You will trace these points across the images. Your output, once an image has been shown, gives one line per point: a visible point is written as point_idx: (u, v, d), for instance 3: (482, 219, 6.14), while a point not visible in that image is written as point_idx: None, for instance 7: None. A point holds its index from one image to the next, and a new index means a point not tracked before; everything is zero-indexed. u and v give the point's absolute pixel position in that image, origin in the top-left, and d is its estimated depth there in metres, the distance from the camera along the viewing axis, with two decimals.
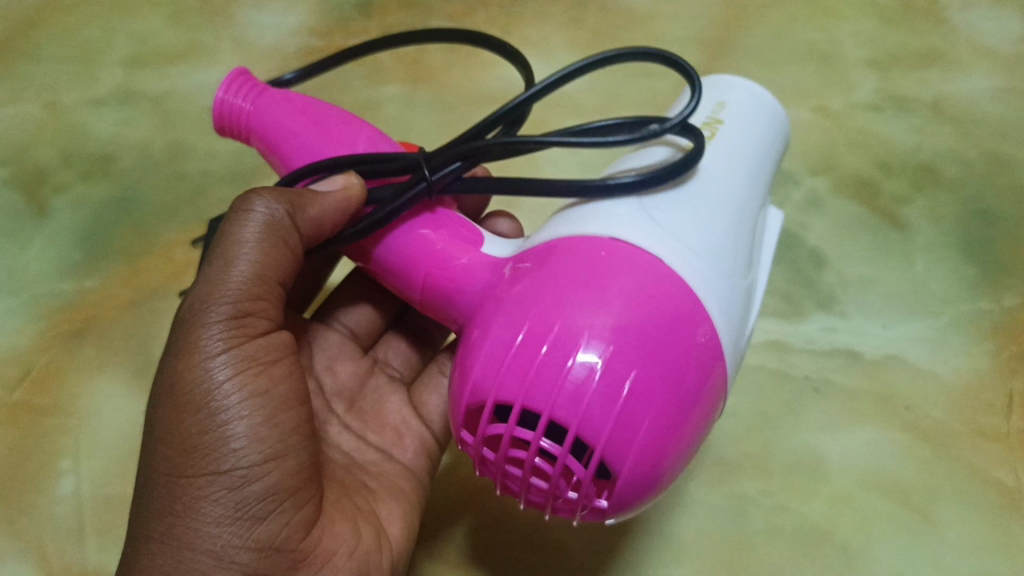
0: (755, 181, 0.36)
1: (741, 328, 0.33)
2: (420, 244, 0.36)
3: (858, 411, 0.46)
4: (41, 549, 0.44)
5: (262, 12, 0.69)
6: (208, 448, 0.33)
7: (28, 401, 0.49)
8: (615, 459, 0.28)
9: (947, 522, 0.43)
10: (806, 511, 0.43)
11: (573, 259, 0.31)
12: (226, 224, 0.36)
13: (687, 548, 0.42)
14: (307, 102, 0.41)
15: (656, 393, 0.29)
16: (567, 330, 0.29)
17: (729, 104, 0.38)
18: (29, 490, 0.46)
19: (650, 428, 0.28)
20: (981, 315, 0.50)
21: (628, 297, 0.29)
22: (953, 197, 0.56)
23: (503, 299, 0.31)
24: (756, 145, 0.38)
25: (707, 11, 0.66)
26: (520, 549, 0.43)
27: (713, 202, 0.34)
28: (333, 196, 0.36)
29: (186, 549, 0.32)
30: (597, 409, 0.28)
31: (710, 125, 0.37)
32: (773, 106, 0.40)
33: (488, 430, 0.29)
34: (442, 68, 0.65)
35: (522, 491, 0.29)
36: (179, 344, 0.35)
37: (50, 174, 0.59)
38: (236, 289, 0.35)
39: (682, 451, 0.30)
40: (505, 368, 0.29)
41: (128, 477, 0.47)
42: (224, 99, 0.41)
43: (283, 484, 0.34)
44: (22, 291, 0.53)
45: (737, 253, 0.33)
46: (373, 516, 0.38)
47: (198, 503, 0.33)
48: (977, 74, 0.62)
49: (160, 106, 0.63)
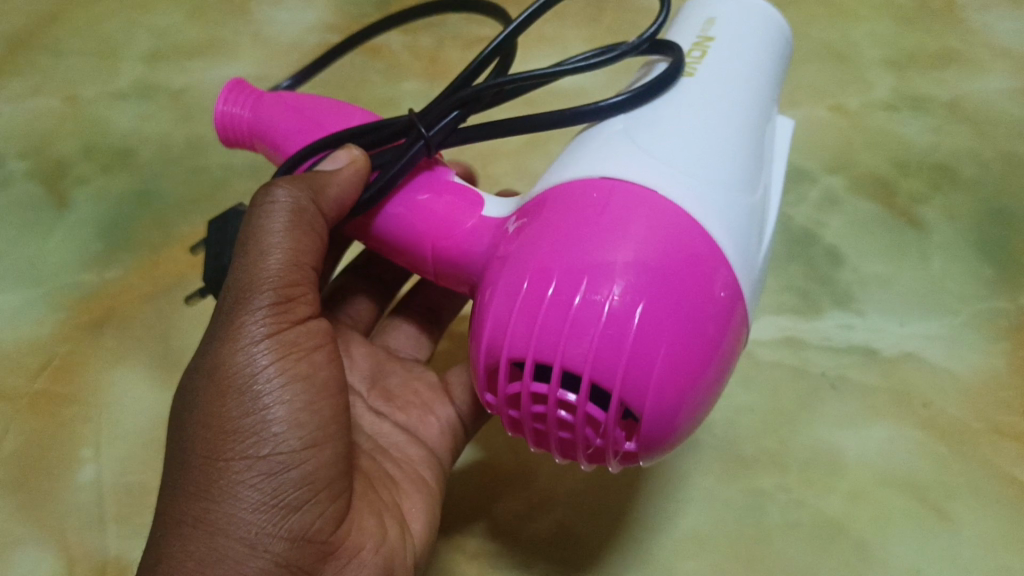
0: (755, 95, 0.36)
1: (757, 245, 0.33)
2: (426, 217, 0.37)
3: (875, 408, 0.47)
4: (61, 535, 0.44)
5: (281, 8, 0.69)
6: (247, 431, 0.33)
7: (48, 390, 0.50)
8: (637, 403, 0.28)
9: (963, 519, 0.43)
10: (822, 506, 0.43)
11: (574, 208, 0.31)
12: (251, 209, 0.37)
13: (702, 541, 0.42)
14: (299, 98, 0.41)
15: (667, 333, 0.28)
16: (581, 279, 0.29)
17: (720, 17, 0.39)
18: (50, 478, 0.46)
19: (669, 369, 0.28)
20: (997, 314, 0.50)
21: (635, 237, 0.29)
22: (970, 196, 0.56)
23: (506, 257, 0.31)
24: (748, 53, 0.37)
25: None
26: (540, 538, 0.43)
27: (711, 129, 0.34)
28: (343, 172, 0.36)
29: (220, 534, 0.32)
30: (608, 353, 0.28)
31: (700, 45, 0.38)
32: (770, 11, 0.40)
33: (508, 388, 0.30)
34: (460, 65, 0.65)
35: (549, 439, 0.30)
36: (220, 326, 0.35)
37: (70, 167, 0.60)
38: (276, 274, 0.35)
39: (704, 397, 0.30)
40: (512, 331, 0.29)
41: (147, 466, 0.47)
42: (225, 111, 0.42)
43: (319, 474, 0.34)
44: (43, 281, 0.54)
45: (737, 171, 0.33)
46: (397, 509, 0.39)
47: (235, 487, 0.33)
48: (994, 74, 0.62)
49: (180, 100, 0.63)
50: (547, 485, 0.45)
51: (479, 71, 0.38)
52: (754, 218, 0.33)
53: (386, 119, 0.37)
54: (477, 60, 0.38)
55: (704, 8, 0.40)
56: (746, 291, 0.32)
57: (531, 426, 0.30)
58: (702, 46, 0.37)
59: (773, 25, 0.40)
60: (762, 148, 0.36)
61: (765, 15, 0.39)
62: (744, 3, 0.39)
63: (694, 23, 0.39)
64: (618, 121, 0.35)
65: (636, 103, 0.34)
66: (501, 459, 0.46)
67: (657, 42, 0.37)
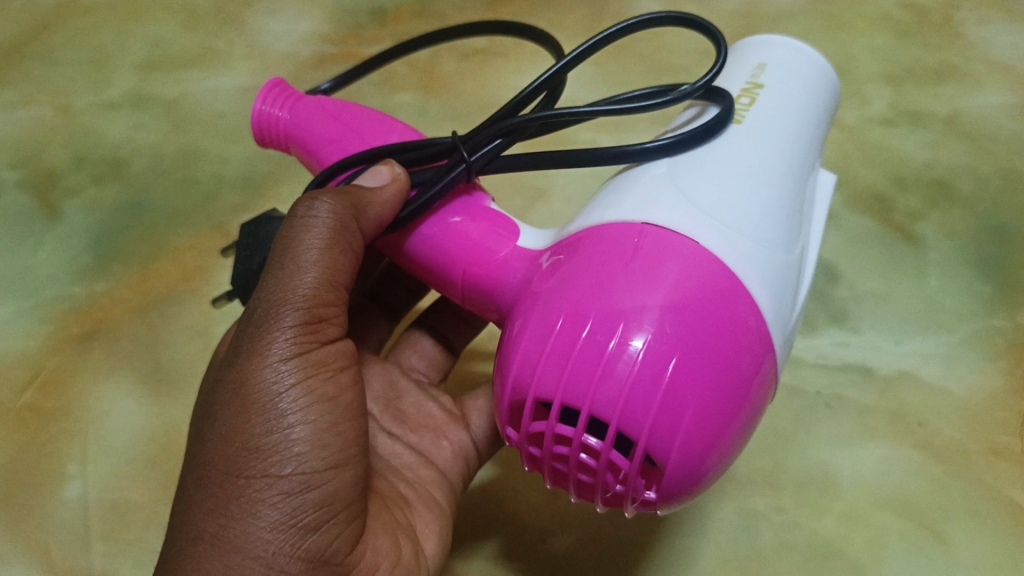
0: (801, 150, 0.36)
1: (792, 305, 0.32)
2: (458, 241, 0.36)
3: (871, 428, 0.46)
4: (44, 553, 0.44)
5: (276, 19, 0.69)
6: (269, 450, 0.33)
7: (35, 404, 0.49)
8: (661, 450, 0.27)
9: (959, 540, 0.42)
10: (816, 527, 0.43)
11: (617, 243, 0.30)
12: (286, 225, 0.36)
13: (696, 564, 0.42)
14: (337, 105, 0.41)
15: (700, 379, 0.28)
16: (623, 310, 0.28)
17: (770, 64, 0.38)
18: (34, 493, 0.46)
19: (702, 407, 0.28)
20: (995, 333, 0.49)
21: (677, 282, 0.29)
22: (968, 213, 0.55)
23: (538, 294, 0.31)
24: (801, 103, 0.37)
25: (721, 22, 0.66)
26: (533, 563, 0.42)
27: (755, 172, 0.33)
28: (385, 190, 0.36)
29: (237, 553, 0.31)
30: (640, 402, 0.27)
31: (750, 92, 0.37)
32: (820, 66, 0.39)
33: (531, 426, 0.29)
34: (456, 77, 0.65)
35: (568, 481, 0.30)
36: (247, 341, 0.34)
37: (61, 177, 0.59)
38: (307, 291, 0.35)
39: (734, 440, 0.29)
40: (543, 366, 0.29)
41: (134, 482, 0.46)
42: (262, 110, 0.41)
43: (338, 496, 0.34)
44: (32, 293, 0.53)
45: (781, 230, 0.32)
46: (410, 529, 0.38)
47: (254, 505, 0.32)
48: (992, 90, 0.62)
49: (173, 110, 0.63)
50: (541, 507, 0.44)
51: (525, 102, 0.37)
52: (792, 277, 0.32)
53: (430, 139, 0.37)
54: (526, 88, 0.37)
55: (753, 54, 0.39)
56: (780, 343, 0.31)
57: (550, 461, 0.29)
58: (751, 92, 0.37)
59: (824, 83, 0.39)
60: (804, 205, 0.35)
61: (817, 69, 0.38)
62: (797, 56, 0.38)
63: (744, 66, 0.38)
64: (663, 164, 0.34)
65: (686, 146, 0.33)
66: (495, 481, 0.46)
67: (712, 87, 0.36)
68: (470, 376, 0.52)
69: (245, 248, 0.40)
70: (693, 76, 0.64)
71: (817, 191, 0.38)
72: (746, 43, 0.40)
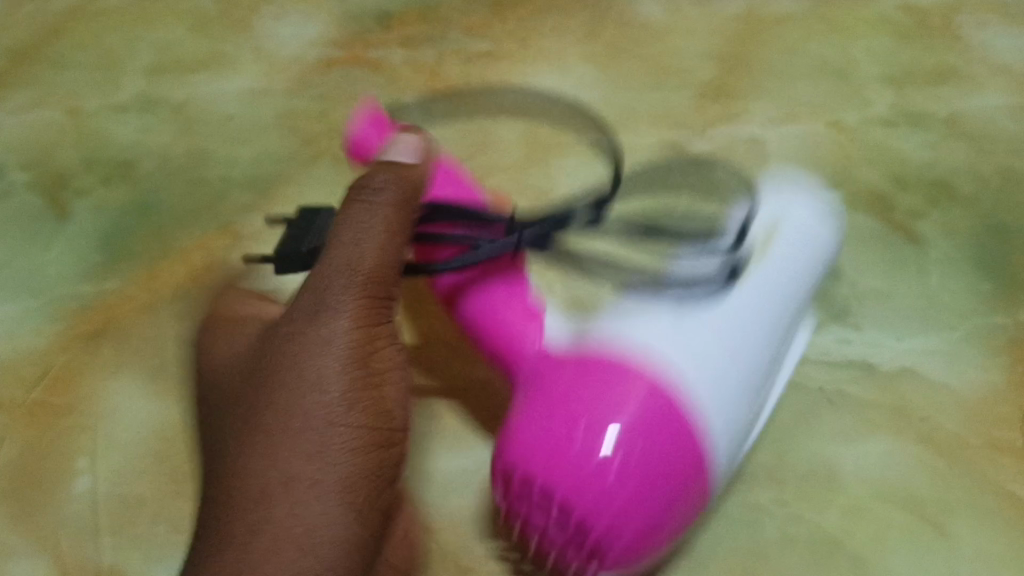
0: (782, 309, 0.44)
1: (742, 428, 0.42)
2: (498, 319, 0.45)
3: (873, 422, 0.46)
4: (56, 547, 0.45)
5: (280, 22, 0.69)
6: (327, 369, 0.43)
7: (47, 400, 0.50)
8: (607, 535, 0.37)
9: (959, 534, 0.43)
10: (818, 521, 0.44)
11: (607, 367, 0.39)
12: (349, 200, 0.45)
13: (703, 558, 0.43)
14: (432, 165, 0.49)
15: (648, 478, 0.38)
16: (601, 422, 0.37)
17: (783, 223, 0.45)
18: (45, 491, 0.47)
19: (643, 506, 0.37)
20: (995, 328, 0.50)
21: (648, 409, 0.38)
22: (968, 213, 0.56)
23: (542, 386, 0.40)
24: (795, 270, 0.45)
25: (723, 25, 0.67)
26: (544, 556, 0.43)
27: (732, 323, 0.42)
28: (412, 165, 0.47)
29: (293, 429, 0.42)
30: (603, 500, 0.37)
31: (760, 241, 0.45)
32: (828, 232, 0.47)
33: (512, 482, 0.38)
34: (459, 80, 0.65)
35: (528, 530, 0.39)
36: (314, 283, 0.44)
37: (72, 178, 0.60)
38: (370, 248, 0.43)
39: (658, 547, 0.39)
40: (545, 448, 0.38)
41: (144, 477, 0.47)
42: (367, 149, 0.49)
43: (373, 420, 0.44)
44: (42, 293, 0.54)
45: (740, 391, 0.41)
46: (397, 459, 0.45)
47: (308, 399, 0.43)
48: (991, 91, 0.62)
49: (180, 112, 0.64)
50: None
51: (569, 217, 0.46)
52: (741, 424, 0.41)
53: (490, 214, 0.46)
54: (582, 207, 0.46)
55: (774, 209, 0.46)
56: (723, 456, 0.40)
57: (519, 514, 0.39)
58: (763, 245, 0.45)
59: (829, 238, 0.47)
60: (769, 367, 0.44)
61: (820, 234, 0.46)
62: (810, 215, 0.46)
63: (761, 219, 0.46)
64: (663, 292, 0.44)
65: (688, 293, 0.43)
66: None
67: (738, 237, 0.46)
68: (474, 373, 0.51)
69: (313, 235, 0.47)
70: (696, 75, 0.64)
71: (795, 340, 0.47)
72: (774, 195, 0.48)
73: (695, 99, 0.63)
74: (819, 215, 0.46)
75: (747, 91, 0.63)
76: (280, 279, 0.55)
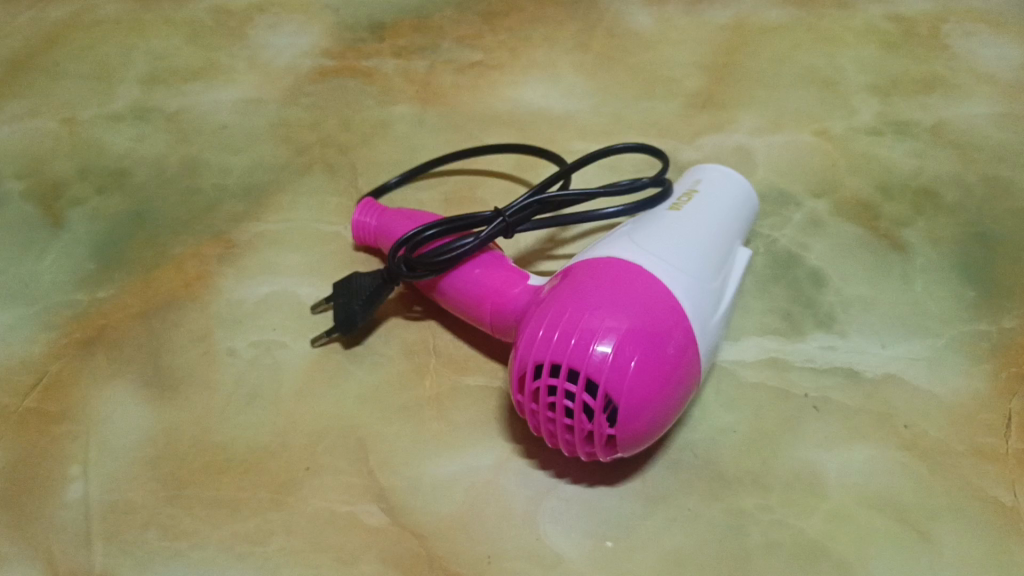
0: (724, 234, 0.47)
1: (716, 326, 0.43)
2: (475, 280, 0.47)
3: (857, 429, 0.46)
4: (47, 554, 0.42)
5: (276, 33, 0.73)
6: None
7: (39, 408, 0.49)
8: (624, 405, 0.37)
9: (945, 541, 0.42)
10: (803, 527, 0.42)
11: (594, 280, 0.41)
12: None
13: (686, 561, 0.41)
14: (414, 212, 0.53)
15: (650, 365, 0.38)
16: (592, 328, 0.38)
17: (704, 180, 0.51)
18: (34, 497, 0.45)
19: (646, 376, 0.38)
20: (980, 337, 0.50)
21: (631, 307, 0.39)
22: (954, 220, 0.56)
23: (541, 309, 0.41)
24: (724, 213, 0.48)
25: (712, 36, 0.70)
26: (523, 559, 0.41)
27: (690, 247, 0.44)
28: None
29: None
30: (613, 380, 0.37)
31: (689, 195, 0.49)
32: (743, 184, 0.51)
33: (531, 384, 0.39)
34: (452, 89, 0.66)
35: (558, 427, 0.39)
36: None
37: (66, 187, 0.61)
38: None
39: (671, 403, 0.39)
40: (550, 349, 0.39)
41: (133, 483, 0.45)
42: (357, 220, 0.54)
43: None
44: (34, 301, 0.54)
45: (708, 292, 0.43)
46: None
47: None
48: (979, 101, 0.64)
49: (175, 122, 0.65)
50: (532, 506, 0.43)
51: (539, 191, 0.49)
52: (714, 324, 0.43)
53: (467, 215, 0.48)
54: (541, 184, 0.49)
55: (692, 176, 0.52)
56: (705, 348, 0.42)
57: (546, 413, 0.39)
58: (690, 196, 0.49)
59: (743, 193, 0.51)
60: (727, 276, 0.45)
61: (737, 184, 0.51)
62: (726, 176, 0.51)
63: (685, 183, 0.51)
64: (625, 229, 0.46)
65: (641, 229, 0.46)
66: None
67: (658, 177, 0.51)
68: (462, 379, 0.49)
69: (340, 297, 0.50)
70: (683, 85, 0.66)
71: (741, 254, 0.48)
72: (698, 167, 0.53)
73: (684, 109, 0.64)
74: (736, 178, 0.51)
75: (734, 99, 0.65)
76: (259, 289, 0.54)
